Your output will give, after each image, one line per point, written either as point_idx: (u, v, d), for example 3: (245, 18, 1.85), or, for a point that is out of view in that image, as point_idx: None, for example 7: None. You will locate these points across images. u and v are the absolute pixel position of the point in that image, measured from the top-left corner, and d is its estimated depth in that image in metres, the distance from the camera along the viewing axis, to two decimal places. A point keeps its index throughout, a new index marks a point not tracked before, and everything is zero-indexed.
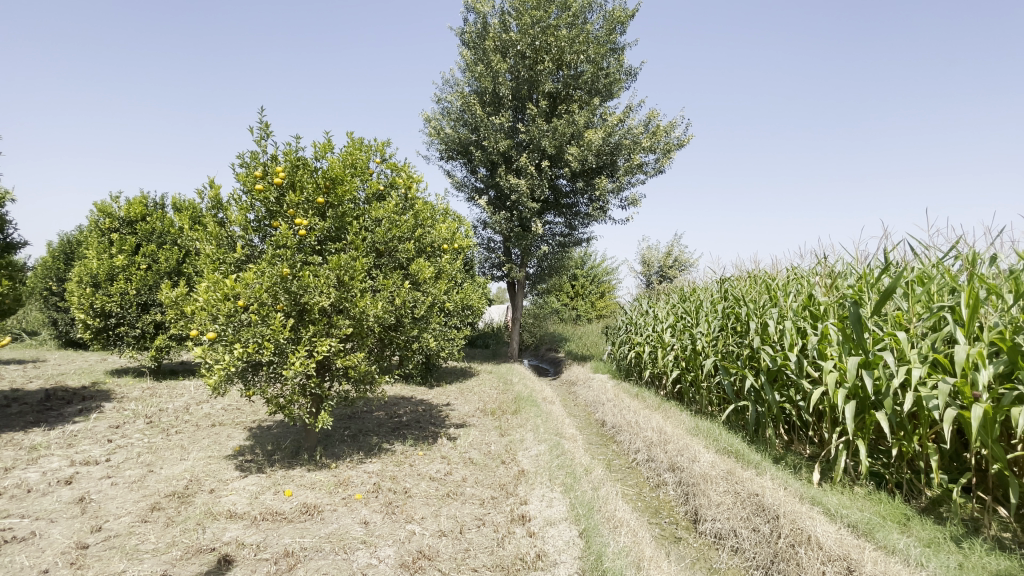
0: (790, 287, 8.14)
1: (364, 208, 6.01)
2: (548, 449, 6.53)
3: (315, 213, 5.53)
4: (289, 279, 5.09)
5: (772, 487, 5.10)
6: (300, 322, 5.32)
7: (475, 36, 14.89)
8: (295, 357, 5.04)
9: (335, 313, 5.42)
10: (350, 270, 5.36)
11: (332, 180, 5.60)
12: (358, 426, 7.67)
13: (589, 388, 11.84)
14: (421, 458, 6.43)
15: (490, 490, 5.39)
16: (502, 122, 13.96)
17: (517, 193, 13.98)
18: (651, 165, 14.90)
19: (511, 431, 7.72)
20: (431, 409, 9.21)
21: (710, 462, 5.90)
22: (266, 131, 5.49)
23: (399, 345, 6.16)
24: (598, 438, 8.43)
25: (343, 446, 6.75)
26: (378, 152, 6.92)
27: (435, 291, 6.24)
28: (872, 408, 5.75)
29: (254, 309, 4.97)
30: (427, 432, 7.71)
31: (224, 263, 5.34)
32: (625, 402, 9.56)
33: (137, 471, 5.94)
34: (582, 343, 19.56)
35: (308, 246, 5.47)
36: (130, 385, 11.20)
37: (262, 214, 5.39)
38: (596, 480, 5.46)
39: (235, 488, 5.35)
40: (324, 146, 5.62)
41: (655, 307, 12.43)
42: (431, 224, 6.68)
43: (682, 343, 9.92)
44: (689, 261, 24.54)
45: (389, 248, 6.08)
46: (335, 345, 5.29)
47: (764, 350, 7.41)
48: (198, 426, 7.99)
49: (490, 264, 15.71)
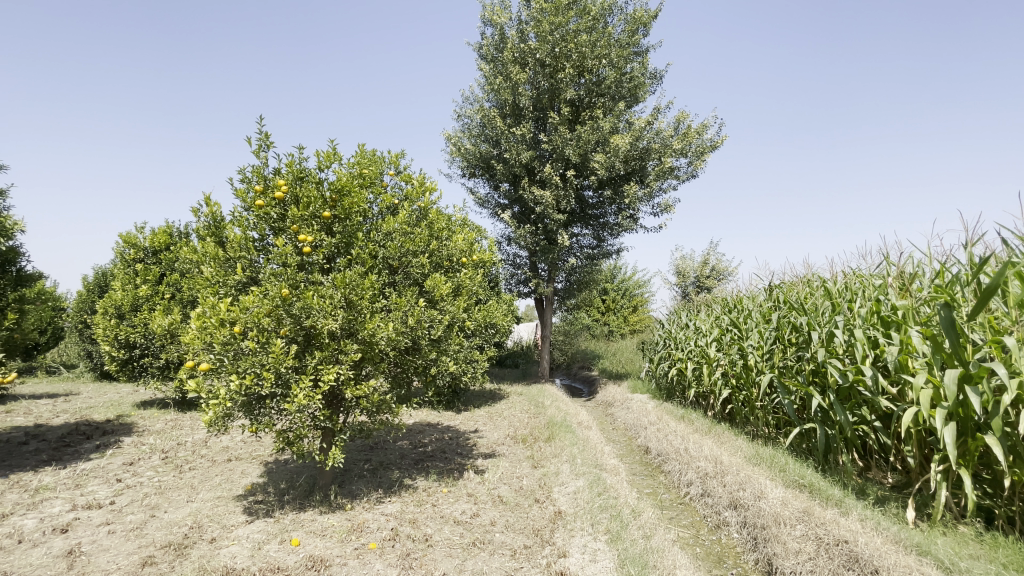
0: (856, 292, 7.18)
1: (376, 223, 5.47)
2: (588, 484, 5.75)
3: (321, 228, 5.01)
4: (290, 301, 4.55)
5: (862, 530, 4.21)
6: (305, 349, 4.76)
7: (492, 48, 14.58)
8: (298, 388, 4.48)
9: (344, 337, 4.83)
10: (358, 288, 4.79)
11: (339, 192, 5.09)
12: (379, 459, 7.08)
13: (629, 410, 10.99)
14: (445, 496, 5.76)
15: (522, 538, 4.66)
16: (524, 133, 13.51)
17: (541, 205, 13.42)
18: (684, 169, 14.11)
19: (545, 462, 6.97)
20: (458, 436, 8.56)
21: (780, 499, 5.03)
22: (265, 141, 5.00)
23: (416, 370, 5.58)
24: (644, 468, 7.60)
25: (360, 483, 6.15)
26: (391, 164, 6.41)
27: (454, 309, 5.59)
28: (976, 430, 4.76)
29: (252, 336, 4.42)
30: (453, 464, 7.05)
31: (224, 286, 4.84)
32: (670, 426, 8.69)
33: (138, 516, 5.49)
34: (616, 360, 18.65)
35: (312, 263, 4.96)
36: (153, 417, 11.00)
37: (263, 231, 4.90)
38: (647, 525, 4.66)
39: (238, 536, 4.80)
40: (327, 154, 5.07)
41: (696, 320, 11.57)
42: (448, 236, 6.09)
43: (731, 358, 9.09)
44: (726, 270, 23.37)
45: (403, 263, 5.51)
46: (344, 373, 4.71)
47: (831, 364, 6.49)
48: (212, 461, 7.56)
49: (516, 280, 15.20)
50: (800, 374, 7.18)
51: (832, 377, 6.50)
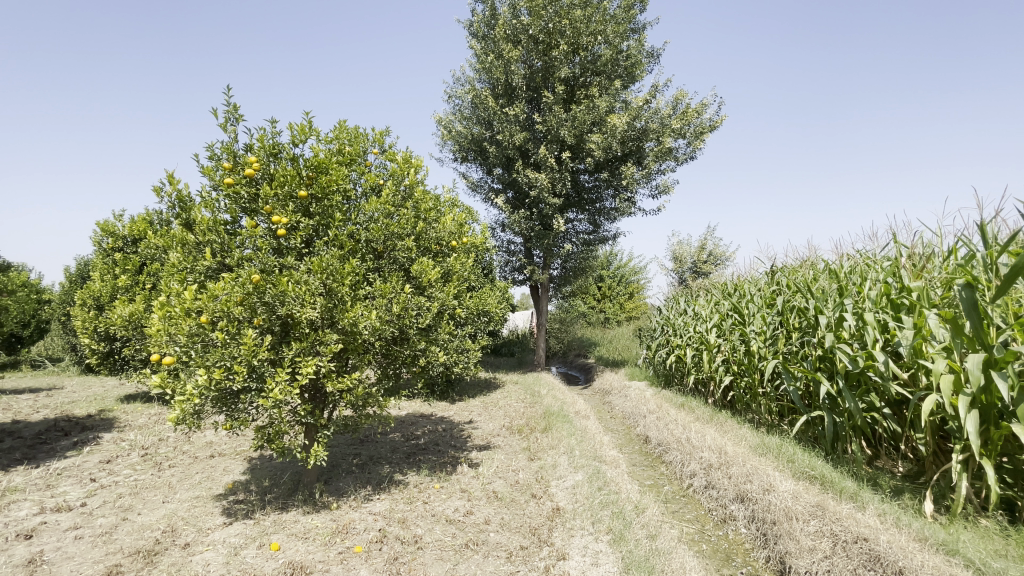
0: (867, 275, 6.84)
1: (358, 205, 5.07)
2: (587, 479, 5.45)
3: (298, 209, 4.61)
4: (262, 288, 4.15)
5: (882, 527, 3.96)
6: (282, 340, 4.40)
7: (483, 25, 14.04)
8: (274, 382, 4.12)
9: (325, 327, 4.45)
10: (336, 274, 4.38)
11: (317, 169, 4.68)
12: (369, 453, 6.78)
13: (627, 398, 10.72)
14: (436, 493, 5.46)
15: (518, 538, 4.36)
16: (517, 114, 13.03)
17: (536, 188, 13.00)
18: (683, 150, 13.71)
19: (542, 454, 6.67)
20: (452, 428, 8.28)
21: (791, 492, 4.77)
22: (232, 113, 4.56)
23: (404, 361, 5.23)
24: (644, 458, 7.35)
25: (348, 480, 5.83)
26: (375, 142, 5.95)
27: (443, 295, 5.22)
28: (1001, 418, 4.49)
29: (221, 326, 4.04)
30: (445, 457, 6.74)
31: (193, 272, 4.43)
32: (670, 414, 8.41)
33: (109, 520, 5.16)
34: (613, 347, 18.41)
35: (288, 247, 4.57)
36: (136, 412, 10.62)
37: (233, 212, 4.49)
38: (652, 523, 4.37)
39: (213, 541, 4.48)
40: (301, 127, 4.62)
41: (695, 306, 11.30)
42: (436, 218, 5.67)
43: (734, 343, 8.81)
44: (724, 255, 23.08)
45: (388, 247, 5.11)
46: (324, 366, 4.34)
47: (840, 350, 6.23)
48: (194, 457, 7.23)
49: (511, 267, 14.86)
50: (806, 360, 6.90)
51: (841, 362, 6.20)
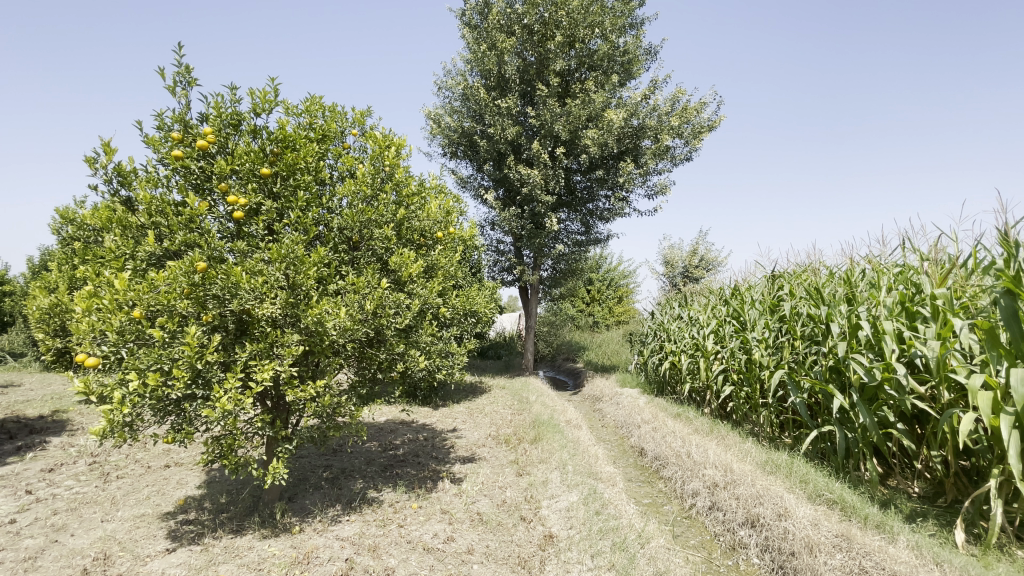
0: (883, 282, 6.40)
1: (331, 189, 4.47)
2: (583, 500, 4.91)
3: (259, 189, 4.02)
4: (211, 278, 3.54)
5: (919, 565, 3.51)
6: (237, 341, 3.81)
7: (477, 14, 13.52)
8: (223, 389, 3.53)
9: (287, 326, 3.85)
10: (298, 263, 3.76)
11: (282, 145, 4.10)
12: (341, 465, 6.16)
13: (619, 406, 10.23)
14: (414, 514, 4.88)
15: (506, 572, 3.81)
16: (508, 106, 12.50)
17: (528, 185, 12.46)
18: (681, 150, 13.29)
19: (531, 469, 6.11)
20: (434, 437, 7.69)
21: (810, 519, 4.30)
22: (183, 75, 3.94)
23: (380, 366, 4.64)
24: (640, 473, 6.85)
25: (315, 497, 5.23)
26: (356, 123, 5.31)
27: (426, 293, 4.61)
28: None
29: (160, 322, 3.41)
30: (425, 471, 6.14)
31: (133, 258, 3.81)
32: (667, 425, 7.92)
33: (36, 542, 4.48)
34: (602, 351, 17.98)
35: (248, 232, 3.97)
36: (93, 414, 9.81)
37: (182, 190, 3.88)
38: (658, 558, 3.86)
39: (151, 572, 3.85)
40: (264, 93, 4.01)
41: (691, 310, 10.88)
42: (420, 206, 5.05)
43: (734, 351, 8.37)
44: (715, 260, 22.78)
45: (364, 236, 4.51)
46: (284, 371, 3.73)
47: (854, 361, 5.81)
48: (147, 466, 6.53)
49: (500, 267, 14.36)
50: (815, 370, 6.46)
51: (855, 374, 5.78)
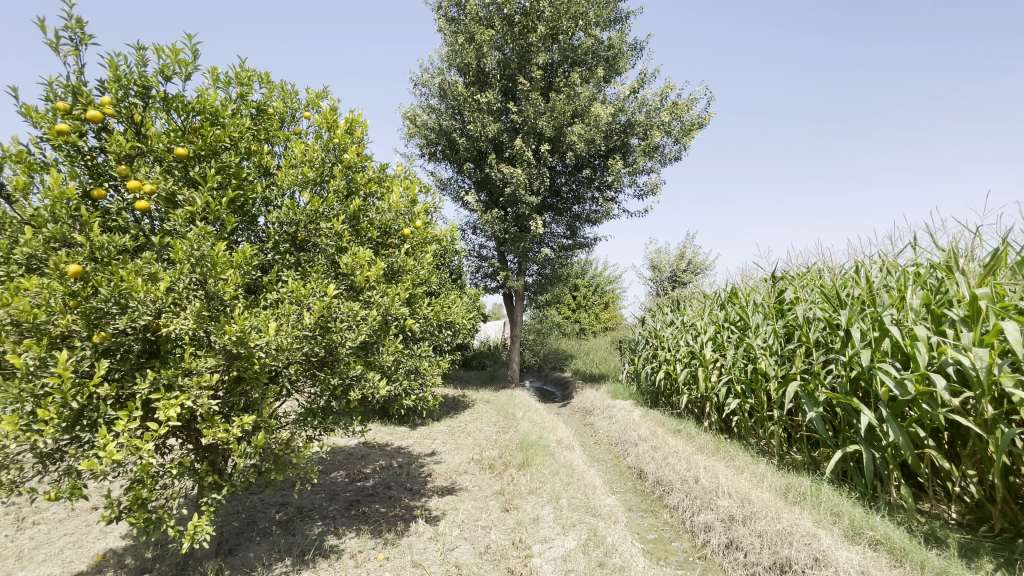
0: (905, 281, 5.77)
1: (273, 177, 3.72)
2: (582, 546, 4.14)
3: (174, 174, 3.21)
4: (96, 287, 2.70)
5: None
6: (140, 368, 2.98)
7: (454, 8, 12.87)
8: (113, 433, 2.69)
9: (203, 348, 3.02)
10: (210, 265, 2.90)
11: (200, 119, 3.29)
12: (298, 503, 5.29)
13: (612, 420, 9.51)
14: (379, 568, 4.04)
15: None
16: (489, 102, 11.81)
17: (511, 185, 11.72)
18: (670, 149, 12.73)
19: (519, 502, 5.31)
20: (409, 462, 6.84)
21: (856, 566, 3.59)
22: (73, 29, 3.14)
23: (334, 390, 3.82)
24: (641, 501, 6.11)
25: (261, 548, 4.35)
26: (310, 104, 4.55)
27: (388, 301, 3.81)
28: None
29: (25, 345, 2.55)
30: (397, 508, 5.31)
31: (6, 263, 2.93)
32: (667, 442, 7.21)
33: None
34: (590, 359, 17.31)
35: (161, 228, 3.17)
36: None
37: (70, 174, 3.02)
38: None
39: None
40: (178, 55, 3.24)
41: (686, 316, 10.25)
42: (383, 200, 4.24)
43: (737, 360, 7.71)
44: (703, 264, 22.32)
45: (312, 233, 3.71)
46: (200, 406, 2.91)
47: (880, 372, 5.14)
48: (69, 508, 5.54)
49: (482, 274, 13.64)
50: (832, 381, 5.80)
51: (882, 386, 5.11)
